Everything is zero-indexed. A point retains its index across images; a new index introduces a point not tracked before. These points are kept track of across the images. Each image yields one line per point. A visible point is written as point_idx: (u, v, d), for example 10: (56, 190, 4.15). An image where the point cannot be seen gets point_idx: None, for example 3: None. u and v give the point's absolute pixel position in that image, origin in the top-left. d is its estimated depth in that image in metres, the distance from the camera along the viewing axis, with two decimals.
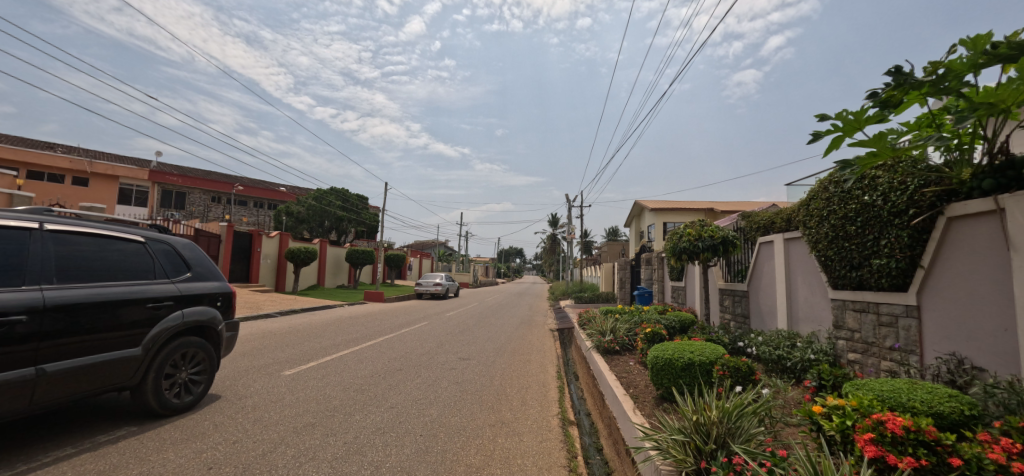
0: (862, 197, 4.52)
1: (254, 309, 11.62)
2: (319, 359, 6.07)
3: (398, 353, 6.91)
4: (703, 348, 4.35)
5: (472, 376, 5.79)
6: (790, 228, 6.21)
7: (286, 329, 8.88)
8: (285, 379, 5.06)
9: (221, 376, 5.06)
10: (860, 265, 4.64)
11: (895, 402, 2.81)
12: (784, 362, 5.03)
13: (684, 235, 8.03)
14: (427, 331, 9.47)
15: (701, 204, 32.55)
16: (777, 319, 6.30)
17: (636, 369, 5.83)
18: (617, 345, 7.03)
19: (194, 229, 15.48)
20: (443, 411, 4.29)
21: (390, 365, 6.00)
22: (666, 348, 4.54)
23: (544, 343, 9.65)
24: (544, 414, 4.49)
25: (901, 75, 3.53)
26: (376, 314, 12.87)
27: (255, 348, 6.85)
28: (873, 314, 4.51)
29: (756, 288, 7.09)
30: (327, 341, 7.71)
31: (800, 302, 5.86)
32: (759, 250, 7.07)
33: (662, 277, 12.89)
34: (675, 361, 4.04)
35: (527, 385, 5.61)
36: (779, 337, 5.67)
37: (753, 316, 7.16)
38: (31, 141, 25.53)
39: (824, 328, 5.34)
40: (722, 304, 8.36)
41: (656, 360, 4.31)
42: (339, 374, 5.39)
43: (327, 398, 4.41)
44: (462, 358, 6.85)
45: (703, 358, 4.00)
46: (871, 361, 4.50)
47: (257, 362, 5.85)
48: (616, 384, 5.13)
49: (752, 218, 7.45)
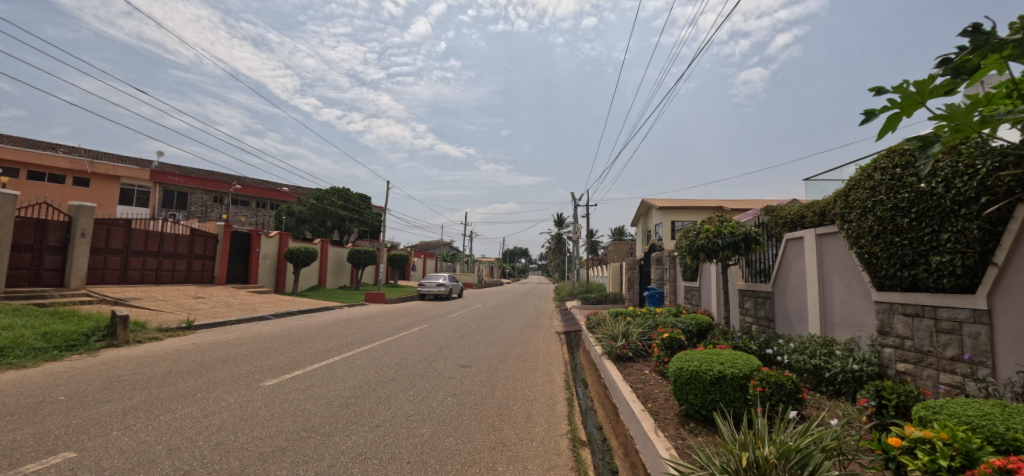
0: (917, 185, 3.91)
1: (248, 311, 11.17)
2: (306, 367, 5.59)
3: (392, 360, 6.39)
4: (733, 358, 3.76)
5: (472, 386, 5.25)
6: (824, 222, 5.60)
7: (278, 333, 8.42)
8: (263, 390, 4.56)
9: (194, 387, 4.58)
10: (914, 263, 4.04)
11: (992, 434, 2.22)
12: (823, 374, 4.51)
13: (702, 231, 7.44)
14: (426, 335, 8.95)
15: (710, 202, 31.71)
16: (809, 323, 5.71)
17: (653, 379, 5.24)
18: (630, 351, 6.48)
19: (190, 229, 15.11)
20: (436, 430, 3.76)
21: (383, 375, 5.48)
22: (690, 358, 3.97)
23: (550, 347, 9.09)
24: (551, 434, 3.94)
25: (979, 35, 2.91)
26: (376, 315, 12.39)
27: (239, 354, 6.36)
28: (930, 319, 3.91)
29: (782, 289, 6.49)
30: (318, 345, 7.21)
31: (837, 305, 5.26)
32: (785, 247, 6.46)
33: (674, 277, 12.29)
34: (702, 374, 3.51)
35: (532, 397, 5.06)
36: (813, 343, 5.11)
37: (779, 319, 6.56)
38: (33, 141, 25.43)
39: (867, 334, 4.73)
40: (743, 306, 7.74)
41: (680, 373, 3.75)
42: (324, 384, 4.88)
43: (306, 414, 3.90)
44: (462, 366, 6.32)
45: (735, 370, 3.43)
46: (928, 373, 3.90)
47: (237, 370, 5.37)
48: (632, 396, 4.56)
49: (777, 212, 6.84)
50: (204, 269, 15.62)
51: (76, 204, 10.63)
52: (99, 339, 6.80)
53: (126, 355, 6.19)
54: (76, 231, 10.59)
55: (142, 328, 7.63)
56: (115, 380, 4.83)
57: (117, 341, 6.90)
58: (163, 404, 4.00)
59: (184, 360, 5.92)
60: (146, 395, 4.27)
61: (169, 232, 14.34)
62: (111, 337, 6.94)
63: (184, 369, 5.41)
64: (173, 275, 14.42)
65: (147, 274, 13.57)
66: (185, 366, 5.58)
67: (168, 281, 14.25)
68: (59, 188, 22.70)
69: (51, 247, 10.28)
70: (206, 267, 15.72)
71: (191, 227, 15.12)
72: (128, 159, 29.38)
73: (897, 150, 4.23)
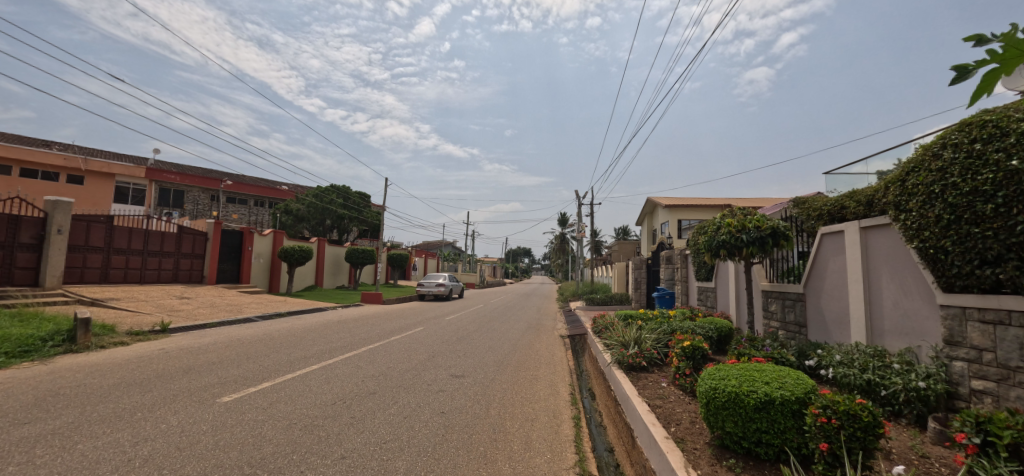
0: (1006, 162, 3.14)
1: (234, 312, 10.55)
2: (276, 378, 4.94)
3: (376, 368, 5.73)
4: (779, 376, 3.04)
5: (463, 402, 4.56)
6: (871, 213, 4.85)
7: (260, 337, 7.78)
8: (217, 409, 3.88)
9: (136, 405, 3.92)
10: (999, 259, 3.28)
11: None
12: (879, 391, 3.81)
13: (723, 226, 6.67)
14: (419, 339, 8.26)
15: (719, 199, 30.70)
16: (851, 330, 4.98)
17: (673, 395, 4.51)
18: (643, 360, 5.75)
19: (178, 226, 14.56)
20: (414, 463, 3.05)
21: (362, 388, 4.80)
22: (726, 374, 3.26)
23: (554, 353, 8.38)
24: (555, 466, 3.23)
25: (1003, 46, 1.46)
26: (369, 317, 11.76)
27: (207, 362, 5.70)
28: (1019, 329, 3.14)
29: (816, 290, 5.75)
30: (298, 352, 6.54)
31: (888, 309, 4.50)
32: (819, 243, 5.71)
33: (686, 277, 11.57)
34: (743, 398, 2.84)
35: (533, 417, 4.34)
36: (861, 354, 4.37)
37: (812, 325, 5.81)
38: (28, 138, 25.09)
39: (930, 344, 3.97)
40: (768, 309, 6.98)
41: (714, 395, 3.07)
42: (291, 401, 4.19)
43: (259, 442, 3.21)
44: (455, 376, 5.64)
45: (785, 394, 2.77)
46: (1017, 394, 3.14)
47: (195, 383, 4.70)
48: (651, 417, 3.82)
49: (811, 203, 6.10)
50: (192, 269, 15.04)
51: (52, 199, 10.13)
52: (57, 344, 6.17)
53: (81, 362, 5.57)
54: (52, 227, 10.08)
55: (109, 332, 7.00)
56: (49, 395, 4.17)
57: (76, 347, 6.26)
58: (89, 428, 3.35)
59: (142, 369, 5.27)
60: (75, 416, 3.62)
61: (155, 230, 13.77)
62: (70, 342, 6.31)
63: (136, 381, 4.75)
64: (159, 274, 13.87)
65: (131, 273, 13.03)
66: (141, 376, 4.94)
67: (154, 281, 13.69)
68: (52, 186, 22.52)
69: (24, 244, 9.76)
70: (195, 266, 15.14)
71: (178, 224, 14.56)
72: (125, 156, 29.02)
73: (976, 122, 3.50)
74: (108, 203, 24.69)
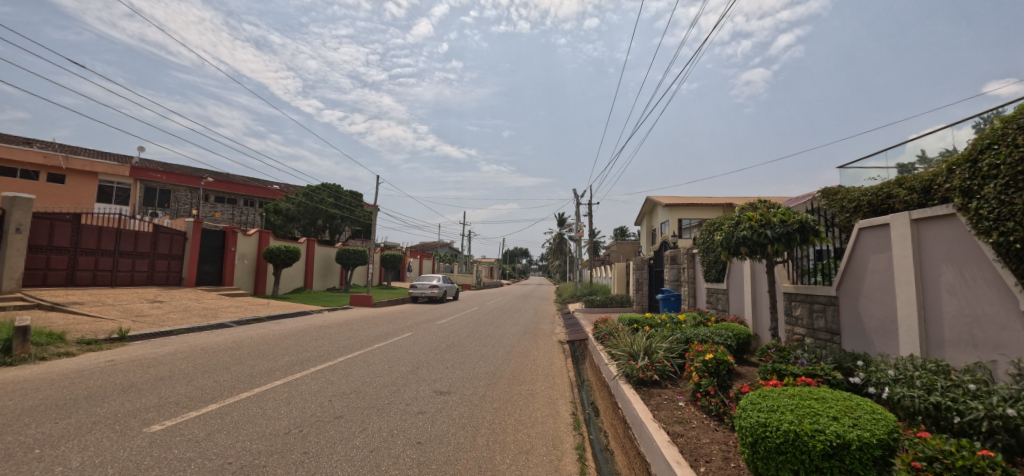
0: None
1: (208, 317, 9.76)
2: (229, 398, 4.25)
3: (350, 384, 5.00)
4: (848, 407, 2.34)
5: (445, 428, 3.84)
6: (928, 202, 4.12)
7: (228, 346, 7.01)
8: (137, 444, 3.14)
9: (39, 438, 3.18)
10: None
11: None
12: (949, 418, 3.07)
13: (743, 220, 5.95)
14: (405, 347, 7.53)
15: (718, 198, 30.12)
16: (899, 339, 4.29)
17: (695, 419, 3.80)
18: (655, 373, 5.03)
19: (154, 226, 13.78)
20: None
21: (326, 411, 4.05)
22: (775, 402, 2.55)
23: (553, 362, 7.65)
24: None
25: None
26: (356, 321, 10.99)
27: (156, 377, 4.97)
28: None
29: (852, 292, 5.05)
30: (266, 363, 5.82)
31: (950, 316, 3.78)
32: (857, 239, 5.00)
33: (694, 278, 10.87)
34: (807, 440, 2.12)
35: (527, 448, 3.60)
36: (920, 370, 3.65)
37: (847, 333, 5.11)
38: (9, 136, 24.26)
39: (1010, 358, 3.23)
40: (792, 313, 6.29)
41: (763, 431, 2.35)
42: (234, 430, 3.45)
43: None
44: (440, 393, 4.93)
45: (862, 434, 2.07)
46: None
47: (129, 405, 3.97)
48: (672, 451, 3.07)
49: (845, 195, 5.41)
50: (170, 270, 14.30)
51: (9, 195, 9.35)
52: None
53: (7, 378, 4.82)
54: (10, 226, 9.38)
55: (56, 342, 6.26)
56: None
57: (9, 359, 5.49)
58: None
59: (75, 387, 4.53)
60: None
61: (127, 230, 13.02)
62: (4, 354, 5.54)
63: (59, 402, 4.00)
64: (132, 277, 13.11)
65: (102, 275, 12.27)
66: (68, 397, 4.20)
67: (126, 283, 12.94)
68: (32, 184, 21.78)
69: None
70: (173, 267, 14.40)
71: (154, 223, 13.79)
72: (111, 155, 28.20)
73: None
74: (92, 202, 24.02)
